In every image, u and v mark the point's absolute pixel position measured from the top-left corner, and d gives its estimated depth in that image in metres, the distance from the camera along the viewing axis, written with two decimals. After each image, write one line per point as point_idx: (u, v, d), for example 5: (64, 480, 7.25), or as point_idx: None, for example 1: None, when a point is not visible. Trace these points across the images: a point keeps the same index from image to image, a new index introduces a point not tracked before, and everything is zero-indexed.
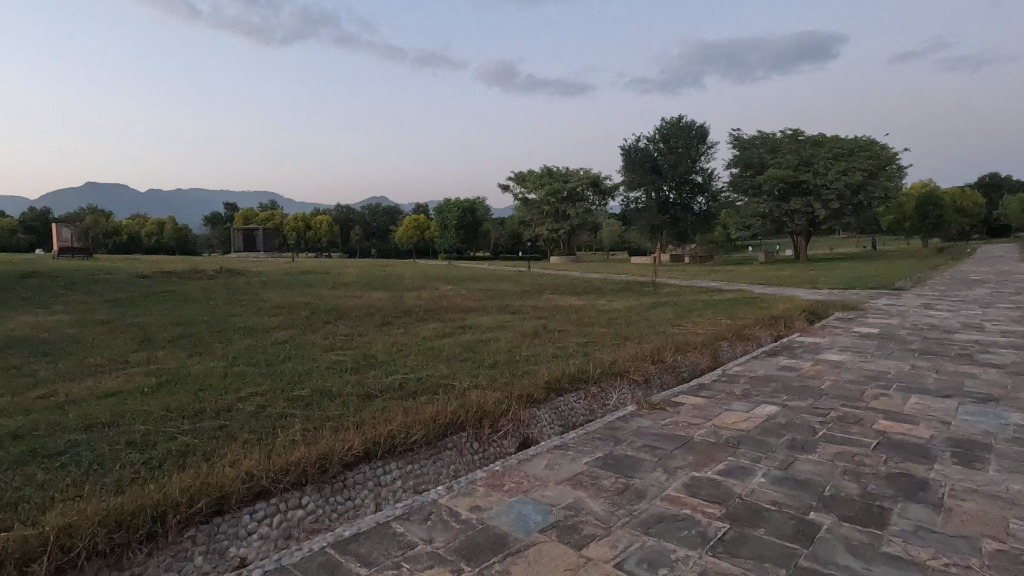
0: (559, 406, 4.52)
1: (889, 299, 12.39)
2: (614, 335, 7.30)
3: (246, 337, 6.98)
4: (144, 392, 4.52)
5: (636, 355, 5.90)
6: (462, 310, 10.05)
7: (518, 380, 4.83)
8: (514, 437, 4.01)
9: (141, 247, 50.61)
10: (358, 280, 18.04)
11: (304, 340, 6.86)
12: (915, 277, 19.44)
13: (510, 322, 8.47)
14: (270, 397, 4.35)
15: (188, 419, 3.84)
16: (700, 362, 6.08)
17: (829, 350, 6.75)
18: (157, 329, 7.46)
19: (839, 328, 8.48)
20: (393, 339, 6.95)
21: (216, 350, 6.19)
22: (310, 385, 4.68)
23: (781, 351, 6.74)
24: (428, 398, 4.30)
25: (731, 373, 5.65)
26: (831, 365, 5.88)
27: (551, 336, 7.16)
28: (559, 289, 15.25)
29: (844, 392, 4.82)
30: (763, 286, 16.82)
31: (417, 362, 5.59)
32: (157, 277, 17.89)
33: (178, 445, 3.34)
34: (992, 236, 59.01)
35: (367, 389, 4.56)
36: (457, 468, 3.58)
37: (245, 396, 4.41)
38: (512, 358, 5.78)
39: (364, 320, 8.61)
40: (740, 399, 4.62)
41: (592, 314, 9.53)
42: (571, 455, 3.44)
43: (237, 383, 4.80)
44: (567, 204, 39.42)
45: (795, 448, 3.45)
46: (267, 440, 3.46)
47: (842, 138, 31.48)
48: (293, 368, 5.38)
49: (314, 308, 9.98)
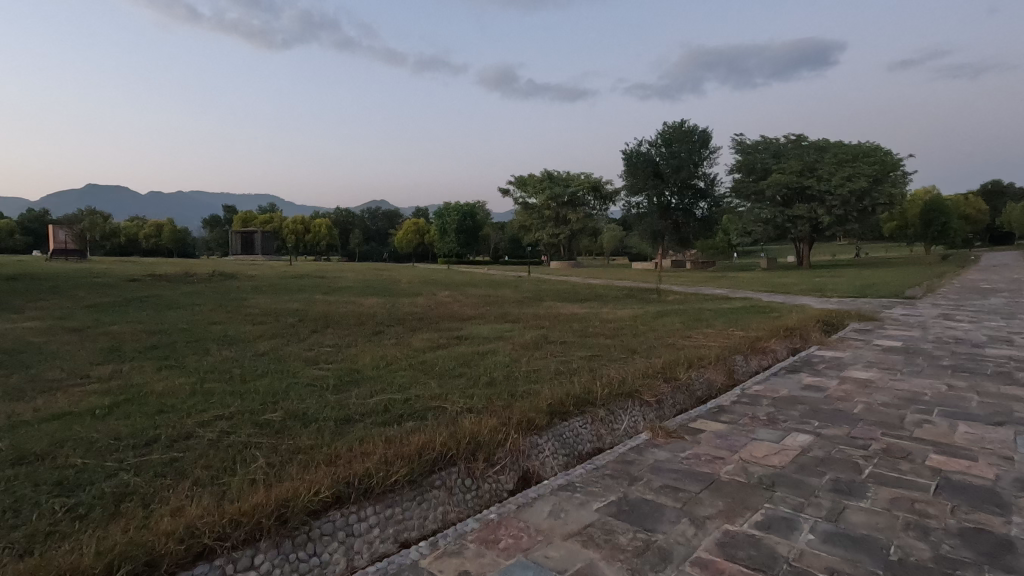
0: (565, 432, 4.00)
1: (905, 309, 11.86)
2: (621, 349, 6.78)
3: (224, 348, 6.48)
4: (95, 414, 4.01)
5: (646, 372, 5.39)
6: (459, 319, 9.51)
7: (518, 401, 4.32)
8: (512, 472, 3.50)
9: (138, 249, 50.19)
10: (353, 285, 17.53)
11: (285, 352, 6.34)
12: (925, 286, 18.90)
13: (509, 332, 7.95)
14: (237, 422, 3.84)
15: (136, 451, 3.33)
16: (715, 379, 5.56)
17: (854, 366, 6.23)
18: (129, 338, 6.95)
19: (859, 341, 7.96)
20: (382, 351, 6.43)
21: (188, 364, 5.68)
22: (283, 408, 4.17)
23: (801, 368, 6.23)
24: (416, 425, 3.78)
25: (751, 393, 5.15)
26: (860, 385, 5.36)
27: (553, 349, 6.65)
28: (560, 296, 14.73)
29: (882, 418, 4.30)
30: (770, 293, 16.37)
31: (407, 379, 5.08)
32: (146, 280, 17.42)
33: (114, 486, 2.83)
34: (994, 243, 58.48)
35: (347, 413, 4.05)
36: (446, 512, 3.07)
37: (210, 418, 3.92)
38: (511, 375, 5.26)
39: (355, 330, 8.12)
40: (767, 427, 4.10)
41: (596, 324, 9.07)
42: (577, 500, 2.93)
43: (204, 403, 4.29)
44: (567, 208, 39.04)
45: (841, 492, 2.93)
46: (224, 478, 2.96)
47: (846, 143, 31.04)
48: (269, 385, 4.87)
49: (302, 315, 9.46)
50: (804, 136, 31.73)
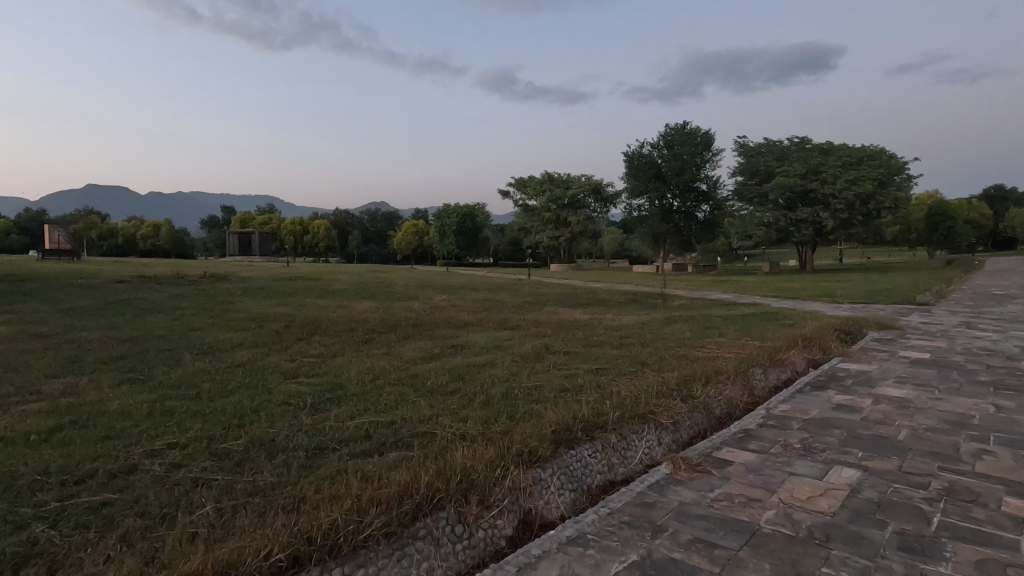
0: (572, 463, 3.47)
1: (923, 317, 11.29)
2: (630, 361, 6.24)
3: (197, 359, 5.93)
4: (31, 440, 3.48)
5: (658, 389, 4.86)
6: (454, 325, 8.95)
7: (518, 426, 3.79)
8: (511, 515, 2.95)
9: (136, 249, 49.58)
10: (348, 287, 16.99)
11: (264, 364, 5.79)
12: (936, 291, 18.34)
13: (509, 341, 7.41)
14: (192, 451, 3.31)
15: (63, 492, 2.79)
16: (736, 398, 5.02)
17: (884, 382, 5.70)
18: (96, 347, 6.40)
19: (884, 352, 7.42)
20: (369, 363, 5.89)
21: (154, 377, 5.13)
22: (248, 433, 3.63)
23: (827, 383, 5.69)
24: (400, 458, 3.25)
25: (777, 415, 4.60)
26: (898, 406, 4.80)
27: (556, 361, 6.11)
28: (561, 301, 14.13)
29: (933, 447, 3.75)
30: (778, 298, 15.84)
31: (396, 396, 4.55)
32: (136, 281, 16.90)
33: (19, 544, 2.28)
34: (996, 248, 57.91)
35: (321, 441, 3.51)
36: (431, 571, 2.50)
37: (162, 446, 3.39)
38: (510, 393, 4.71)
39: (343, 337, 7.57)
40: (803, 458, 3.56)
41: (601, 332, 8.52)
42: (590, 561, 2.40)
43: (161, 426, 3.75)
44: (568, 210, 38.48)
45: (913, 551, 2.41)
46: (156, 533, 2.41)
47: (850, 146, 30.56)
48: (238, 404, 4.32)
49: (289, 321, 8.92)
50: (809, 139, 31.25)
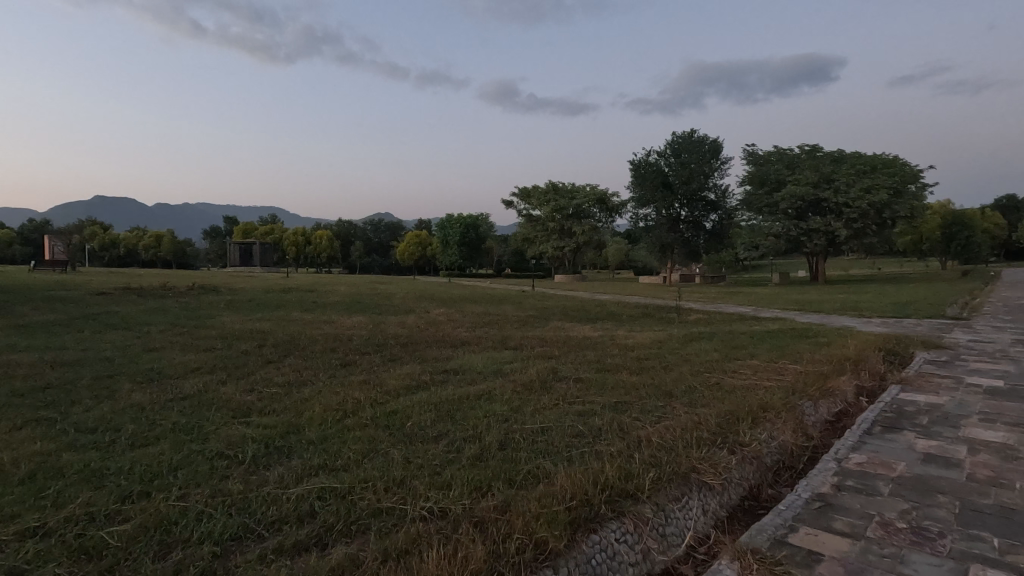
0: (594, 554, 2.44)
1: (971, 334, 10.17)
2: (652, 392, 5.19)
3: (137, 390, 4.94)
4: None
5: (695, 434, 3.81)
6: (449, 345, 7.91)
7: (518, 498, 2.77)
8: None
9: (137, 259, 48.64)
10: (342, 300, 16.02)
11: (214, 396, 4.81)
12: (966, 305, 17.20)
13: (509, 365, 6.40)
14: (52, 545, 2.31)
15: None
16: (789, 442, 4.02)
17: (971, 421, 4.64)
18: (23, 373, 5.43)
19: (950, 379, 6.32)
20: (341, 394, 4.89)
21: (71, 417, 4.12)
22: (147, 509, 2.63)
23: (899, 422, 4.65)
24: (347, 557, 2.24)
25: (854, 470, 3.57)
26: (1006, 459, 3.74)
27: (565, 393, 5.07)
28: (568, 315, 13.10)
29: None
30: (799, 312, 14.78)
31: (362, 446, 3.55)
32: (118, 293, 15.94)
33: None
34: (1010, 258, 56.63)
35: (244, 525, 2.51)
36: None
37: (12, 535, 2.38)
38: (509, 441, 3.69)
39: (320, 360, 6.59)
40: (922, 550, 2.52)
41: (616, 352, 7.53)
42: None
43: (33, 497, 2.75)
44: (573, 220, 37.46)
45: None
46: None
47: (862, 154, 29.47)
48: (156, 458, 3.32)
49: (263, 340, 7.92)
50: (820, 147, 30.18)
